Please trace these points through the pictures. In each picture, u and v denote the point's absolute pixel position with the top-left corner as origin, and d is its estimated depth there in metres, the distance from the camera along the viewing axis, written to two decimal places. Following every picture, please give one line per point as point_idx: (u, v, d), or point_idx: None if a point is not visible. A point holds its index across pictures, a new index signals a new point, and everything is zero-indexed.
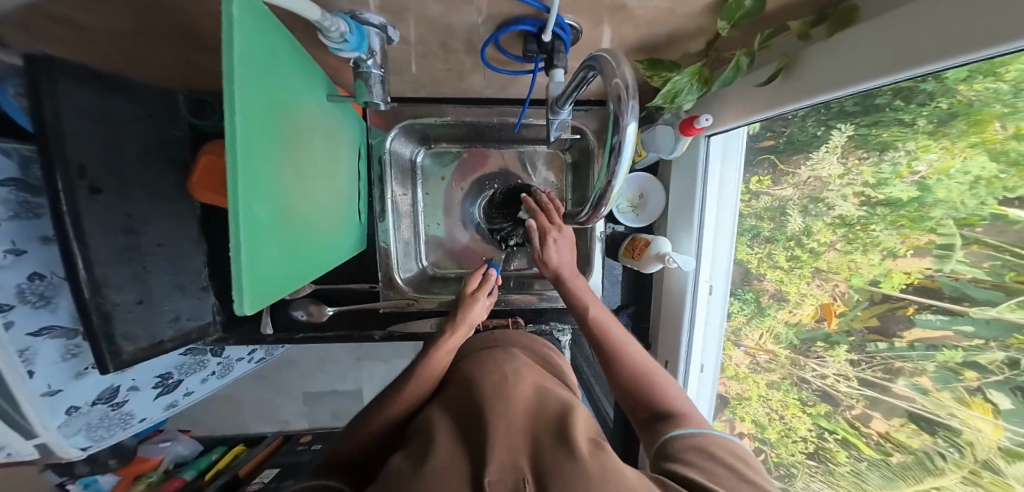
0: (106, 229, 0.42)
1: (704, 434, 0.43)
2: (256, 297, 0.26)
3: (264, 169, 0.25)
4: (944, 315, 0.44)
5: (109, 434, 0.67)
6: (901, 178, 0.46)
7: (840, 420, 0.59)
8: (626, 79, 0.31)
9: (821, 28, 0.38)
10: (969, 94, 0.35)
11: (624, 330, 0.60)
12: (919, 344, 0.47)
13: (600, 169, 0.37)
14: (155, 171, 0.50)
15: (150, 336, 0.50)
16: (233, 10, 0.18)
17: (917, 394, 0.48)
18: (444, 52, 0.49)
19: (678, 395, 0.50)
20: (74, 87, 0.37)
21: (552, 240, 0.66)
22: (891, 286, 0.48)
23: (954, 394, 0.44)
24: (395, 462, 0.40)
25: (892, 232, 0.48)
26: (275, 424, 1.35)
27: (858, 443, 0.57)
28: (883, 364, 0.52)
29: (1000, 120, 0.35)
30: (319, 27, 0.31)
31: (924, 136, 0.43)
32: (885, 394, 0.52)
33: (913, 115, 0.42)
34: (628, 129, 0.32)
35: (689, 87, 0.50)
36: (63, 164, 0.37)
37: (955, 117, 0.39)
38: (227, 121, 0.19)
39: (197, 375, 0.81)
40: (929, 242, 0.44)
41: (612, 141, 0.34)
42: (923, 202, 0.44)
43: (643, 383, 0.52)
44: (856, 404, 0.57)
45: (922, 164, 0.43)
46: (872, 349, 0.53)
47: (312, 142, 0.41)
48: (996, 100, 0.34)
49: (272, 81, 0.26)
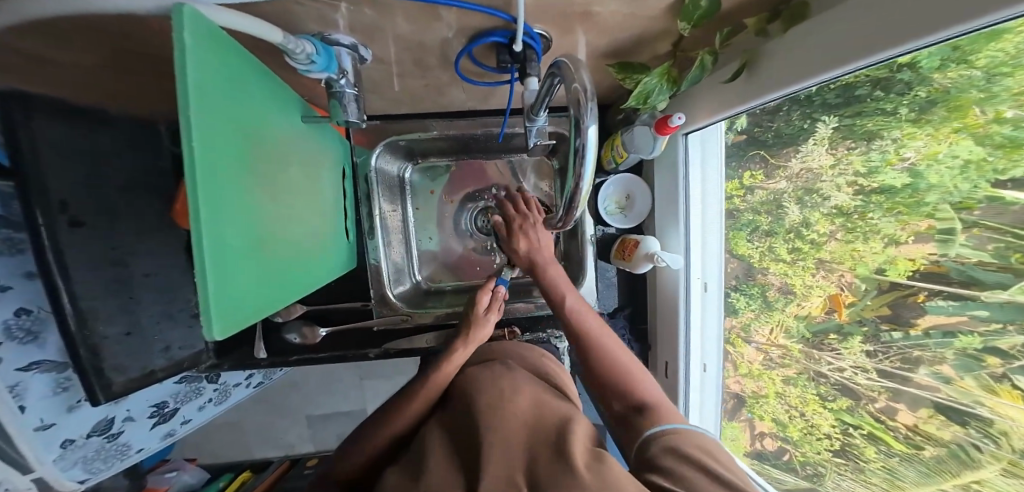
0: (88, 262, 0.42)
1: (670, 430, 0.44)
2: (231, 323, 0.25)
3: (232, 196, 0.25)
4: (955, 301, 0.43)
5: (106, 467, 0.66)
6: (890, 165, 0.46)
7: (864, 414, 0.57)
8: (584, 83, 0.32)
9: (776, 24, 0.40)
10: (944, 82, 0.36)
11: (598, 318, 0.59)
12: (935, 332, 0.46)
13: (567, 173, 0.37)
14: (141, 201, 0.51)
15: (140, 367, 0.49)
16: (185, 39, 0.18)
17: (940, 383, 0.47)
18: (420, 69, 0.50)
19: (649, 385, 0.51)
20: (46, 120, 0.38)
21: (520, 232, 0.69)
22: (898, 274, 0.48)
23: (979, 381, 0.43)
24: (390, 479, 0.40)
25: (890, 219, 0.47)
26: (280, 449, 1.32)
27: (886, 437, 0.54)
28: (900, 353, 0.51)
29: (978, 105, 0.36)
30: (283, 49, 0.31)
31: (908, 124, 0.43)
32: (906, 385, 0.51)
33: (894, 103, 0.43)
34: (589, 133, 0.32)
35: (659, 87, 0.50)
36: (41, 201, 0.37)
37: (935, 104, 0.39)
38: (186, 148, 0.19)
39: (195, 403, 0.79)
40: (929, 228, 0.43)
41: (575, 145, 0.34)
42: (916, 188, 0.43)
43: (613, 371, 0.53)
44: (879, 396, 0.54)
45: (910, 151, 0.43)
46: (887, 339, 0.52)
47: (289, 163, 0.40)
48: (971, 86, 0.35)
49: (235, 104, 0.26)
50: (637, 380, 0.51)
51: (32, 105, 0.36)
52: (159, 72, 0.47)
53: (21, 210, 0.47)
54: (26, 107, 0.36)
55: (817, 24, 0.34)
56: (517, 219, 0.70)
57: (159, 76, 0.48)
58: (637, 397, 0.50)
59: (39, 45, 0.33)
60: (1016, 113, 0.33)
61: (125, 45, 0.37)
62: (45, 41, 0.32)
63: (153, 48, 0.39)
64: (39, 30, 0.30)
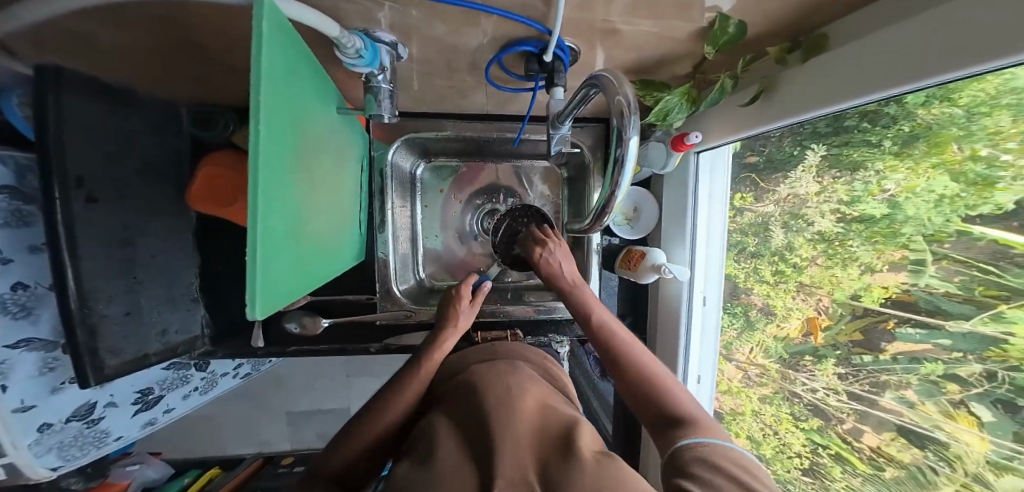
0: (99, 237, 0.41)
1: (705, 442, 0.40)
2: (271, 306, 0.25)
3: (282, 179, 0.25)
4: (922, 328, 0.46)
5: (81, 454, 0.62)
6: (873, 195, 0.50)
7: (832, 434, 0.61)
8: (629, 97, 0.33)
9: (795, 54, 0.43)
10: (927, 117, 0.40)
11: (630, 332, 0.60)
12: (902, 357, 0.49)
13: (604, 183, 0.39)
14: (146, 183, 0.51)
15: (135, 350, 0.48)
16: (263, 28, 0.19)
17: (904, 408, 0.50)
18: (449, 71, 0.51)
19: (686, 399, 0.49)
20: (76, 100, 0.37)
21: (541, 257, 0.70)
22: (871, 300, 0.51)
23: (940, 407, 0.46)
24: (401, 469, 0.39)
25: (869, 247, 0.51)
26: (255, 446, 1.28)
27: (851, 458, 0.59)
28: (870, 378, 0.54)
29: (957, 142, 0.39)
30: (336, 42, 0.33)
31: (890, 157, 0.47)
32: (873, 408, 0.55)
33: (879, 136, 0.46)
34: (630, 143, 0.34)
35: (678, 106, 0.53)
36: (63, 176, 0.36)
37: (917, 139, 0.43)
38: (253, 129, 0.20)
39: (180, 391, 0.77)
40: (902, 257, 0.47)
41: (615, 155, 0.36)
42: (893, 218, 0.48)
43: (648, 384, 0.51)
44: (847, 418, 0.59)
45: (890, 183, 0.48)
46: (858, 362, 0.56)
47: (325, 154, 0.41)
48: (952, 124, 0.38)
49: (293, 94, 0.27)
50: (676, 396, 0.49)
51: (63, 79, 0.36)
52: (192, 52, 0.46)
53: (32, 184, 0.46)
54: (57, 82, 0.35)
55: (838, 55, 0.36)
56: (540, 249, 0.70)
57: (190, 60, 0.49)
58: (675, 412, 0.47)
59: (91, 25, 0.34)
60: (990, 152, 0.36)
61: (173, 28, 0.38)
62: (99, 21, 0.34)
63: (197, 32, 0.40)
64: (105, 8, 0.31)
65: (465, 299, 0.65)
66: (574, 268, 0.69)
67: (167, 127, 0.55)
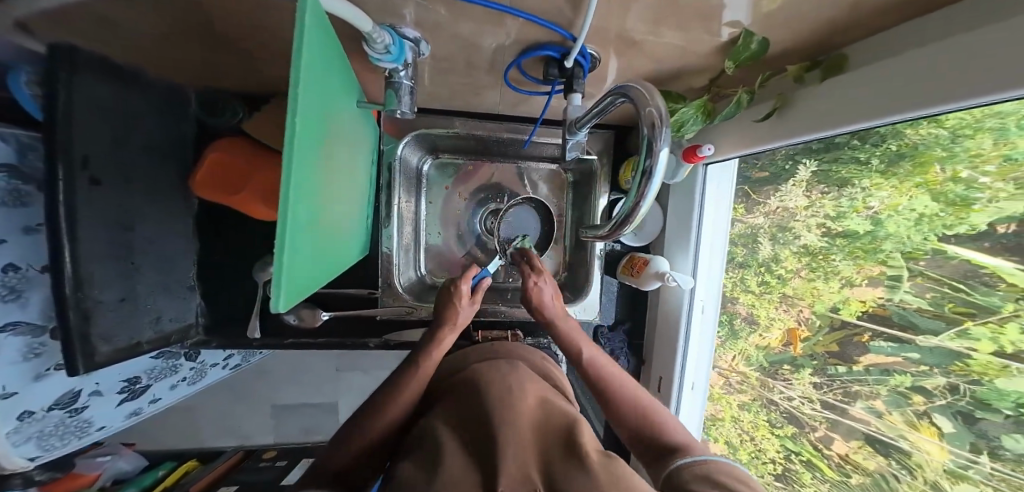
0: (97, 220, 0.41)
1: (711, 458, 0.42)
2: (289, 298, 0.25)
3: (307, 170, 0.25)
4: (894, 342, 0.51)
5: (60, 445, 0.59)
6: (858, 211, 0.53)
7: (805, 442, 0.66)
8: (659, 109, 0.34)
9: (813, 73, 0.44)
10: (915, 137, 0.41)
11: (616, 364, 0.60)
12: (874, 369, 0.54)
13: (628, 193, 0.39)
14: (134, 162, 0.48)
15: (126, 337, 0.47)
16: (304, 19, 0.20)
17: (873, 417, 0.55)
18: (467, 69, 0.52)
19: (674, 427, 0.50)
20: (92, 80, 0.39)
21: (534, 285, 0.67)
22: (849, 313, 0.56)
23: (905, 417, 0.51)
24: (406, 470, 0.38)
25: (850, 262, 0.55)
26: (236, 439, 1.25)
27: (821, 465, 0.63)
28: (842, 387, 0.59)
29: (940, 162, 0.42)
30: (366, 37, 0.33)
31: (877, 175, 0.49)
32: (844, 417, 0.60)
33: (868, 153, 0.48)
34: (660, 155, 0.34)
35: (694, 118, 0.56)
36: (66, 157, 0.36)
37: (903, 158, 0.45)
38: (289, 117, 0.19)
39: (168, 381, 0.75)
40: (880, 272, 0.51)
41: (642, 165, 0.36)
42: (876, 235, 0.51)
43: (638, 414, 0.52)
44: (819, 426, 0.64)
45: (875, 200, 0.51)
46: (833, 373, 0.60)
47: (343, 146, 0.41)
48: (938, 145, 0.40)
49: (322, 85, 0.27)
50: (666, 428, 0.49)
51: (77, 59, 0.37)
52: (207, 38, 0.46)
53: (33, 163, 0.46)
54: (72, 63, 0.36)
55: (859, 76, 0.37)
56: (530, 275, 0.68)
57: (207, 48, 0.48)
58: (668, 442, 0.48)
59: None
60: (970, 174, 0.40)
61: (193, 12, 0.38)
62: None
63: (219, 18, 0.39)
64: None
65: (465, 296, 0.65)
66: (558, 298, 0.68)
67: (173, 111, 0.58)
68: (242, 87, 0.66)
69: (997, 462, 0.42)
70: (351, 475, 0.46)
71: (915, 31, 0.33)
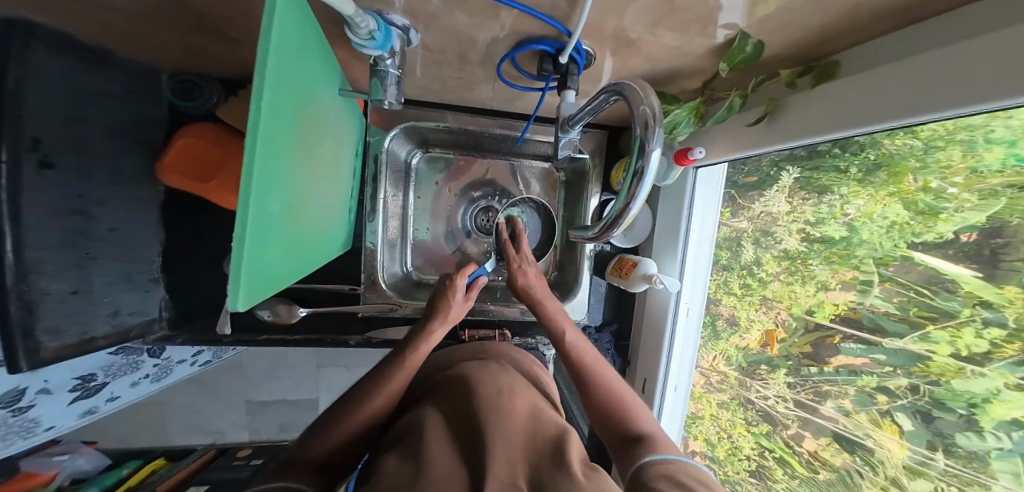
0: (46, 206, 0.37)
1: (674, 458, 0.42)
2: (253, 294, 0.22)
3: (279, 158, 0.23)
4: (863, 344, 0.53)
5: (3, 445, 0.55)
6: (835, 218, 0.54)
7: (777, 439, 0.68)
8: (653, 107, 0.34)
9: (805, 79, 0.45)
10: (892, 147, 0.42)
11: (596, 349, 0.59)
12: (843, 370, 0.56)
13: (619, 193, 0.38)
14: (94, 143, 0.45)
15: (78, 332, 0.43)
16: None
17: (840, 415, 0.57)
18: (459, 62, 0.50)
19: (646, 418, 0.50)
20: (39, 53, 0.36)
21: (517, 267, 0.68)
22: (823, 316, 0.58)
23: (869, 415, 0.53)
24: (388, 464, 0.37)
25: (826, 266, 0.57)
26: (205, 436, 1.20)
27: (792, 461, 0.65)
28: (814, 387, 0.61)
29: (913, 173, 0.43)
30: (349, 22, 0.31)
31: (855, 183, 0.50)
32: (814, 415, 0.61)
33: (846, 162, 0.49)
34: (652, 154, 0.34)
35: (686, 120, 0.56)
36: (14, 134, 0.33)
37: (879, 168, 0.46)
38: (254, 99, 0.17)
39: (129, 377, 0.71)
40: (853, 278, 0.53)
41: (634, 167, 0.35)
42: (850, 241, 0.53)
43: (617, 406, 0.51)
44: (791, 424, 0.65)
45: (851, 208, 0.52)
46: (806, 373, 0.62)
47: (326, 133, 0.39)
48: (912, 155, 0.41)
49: (299, 69, 0.26)
50: (639, 417, 0.50)
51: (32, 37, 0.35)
52: (177, 20, 0.42)
53: None
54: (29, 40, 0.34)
55: (854, 82, 0.37)
56: (514, 258, 0.69)
57: (180, 27, 0.45)
58: (635, 430, 0.48)
59: None
60: (940, 185, 0.41)
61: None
62: None
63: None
64: None
65: (460, 291, 0.62)
66: (541, 280, 0.68)
67: (139, 94, 0.55)
68: (223, 70, 0.62)
69: (949, 458, 0.45)
70: (339, 459, 0.45)
71: (912, 37, 0.32)
